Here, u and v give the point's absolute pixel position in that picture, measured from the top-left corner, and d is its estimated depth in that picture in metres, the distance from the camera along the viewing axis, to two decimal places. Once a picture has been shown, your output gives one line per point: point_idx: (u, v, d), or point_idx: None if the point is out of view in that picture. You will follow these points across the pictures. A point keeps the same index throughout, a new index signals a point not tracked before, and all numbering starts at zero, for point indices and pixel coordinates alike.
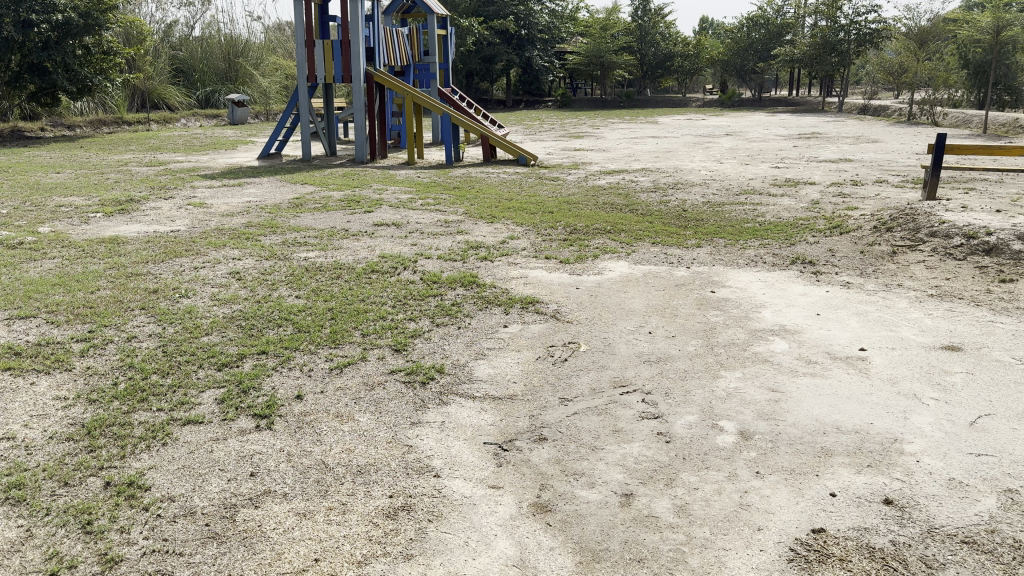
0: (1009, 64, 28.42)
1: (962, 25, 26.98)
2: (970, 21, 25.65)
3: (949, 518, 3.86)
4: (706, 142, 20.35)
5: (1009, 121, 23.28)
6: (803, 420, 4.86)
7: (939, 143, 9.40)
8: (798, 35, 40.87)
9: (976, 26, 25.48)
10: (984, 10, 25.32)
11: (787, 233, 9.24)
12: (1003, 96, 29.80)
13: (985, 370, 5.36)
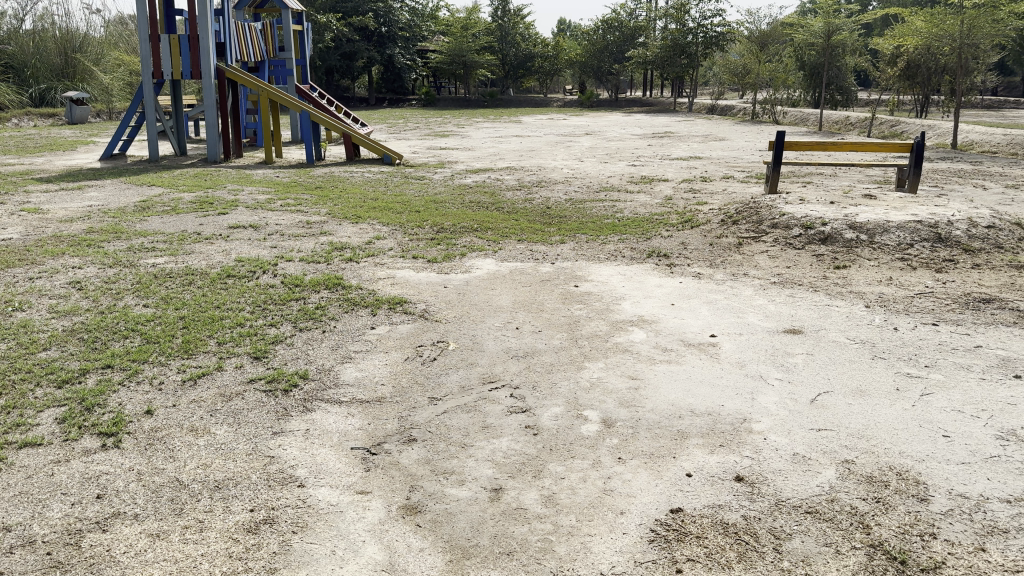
0: (838, 66, 30.70)
1: (798, 29, 28.88)
2: (802, 25, 27.50)
3: (794, 490, 4.12)
4: (568, 140, 20.78)
5: (841, 119, 25.12)
6: (661, 405, 5.06)
7: (779, 140, 9.97)
8: (651, 37, 42.55)
9: (810, 30, 27.33)
10: (816, 15, 27.21)
11: (644, 228, 9.59)
12: (836, 96, 32.12)
13: (823, 351, 5.75)
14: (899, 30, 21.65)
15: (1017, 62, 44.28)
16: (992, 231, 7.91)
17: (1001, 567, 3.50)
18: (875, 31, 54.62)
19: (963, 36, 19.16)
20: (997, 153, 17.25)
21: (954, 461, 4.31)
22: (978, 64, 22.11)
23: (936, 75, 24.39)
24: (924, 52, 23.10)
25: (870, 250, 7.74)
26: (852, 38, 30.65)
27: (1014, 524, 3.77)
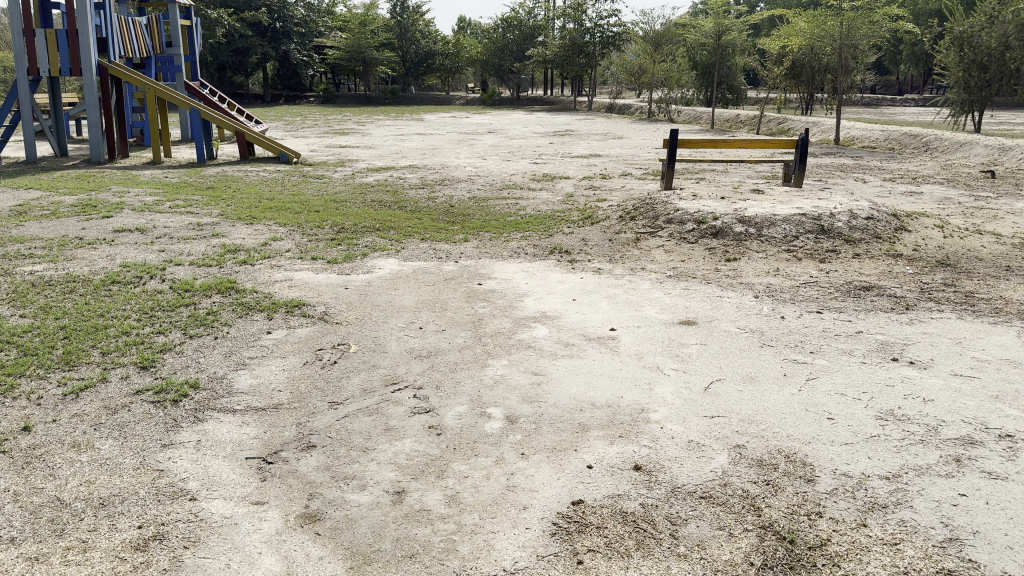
0: (729, 66, 31.84)
1: (690, 29, 29.78)
2: (694, 25, 28.36)
3: (689, 476, 4.23)
4: (470, 139, 20.77)
5: (733, 117, 26.07)
6: (562, 399, 5.11)
7: (673, 138, 10.24)
8: (550, 36, 43.03)
9: (701, 31, 28.25)
10: (707, 16, 28.14)
11: (546, 225, 9.67)
12: (726, 94, 33.27)
13: (715, 340, 5.95)
14: (784, 30, 22.61)
15: (892, 62, 46.96)
16: (870, 222, 8.33)
17: (880, 540, 3.67)
18: (762, 33, 56.90)
19: (842, 36, 20.17)
20: (875, 148, 18.24)
21: (838, 442, 4.51)
22: (856, 64, 23.33)
23: (819, 74, 25.61)
24: (807, 52, 24.20)
25: (758, 243, 8.04)
26: (740, 38, 31.83)
27: (892, 499, 3.96)
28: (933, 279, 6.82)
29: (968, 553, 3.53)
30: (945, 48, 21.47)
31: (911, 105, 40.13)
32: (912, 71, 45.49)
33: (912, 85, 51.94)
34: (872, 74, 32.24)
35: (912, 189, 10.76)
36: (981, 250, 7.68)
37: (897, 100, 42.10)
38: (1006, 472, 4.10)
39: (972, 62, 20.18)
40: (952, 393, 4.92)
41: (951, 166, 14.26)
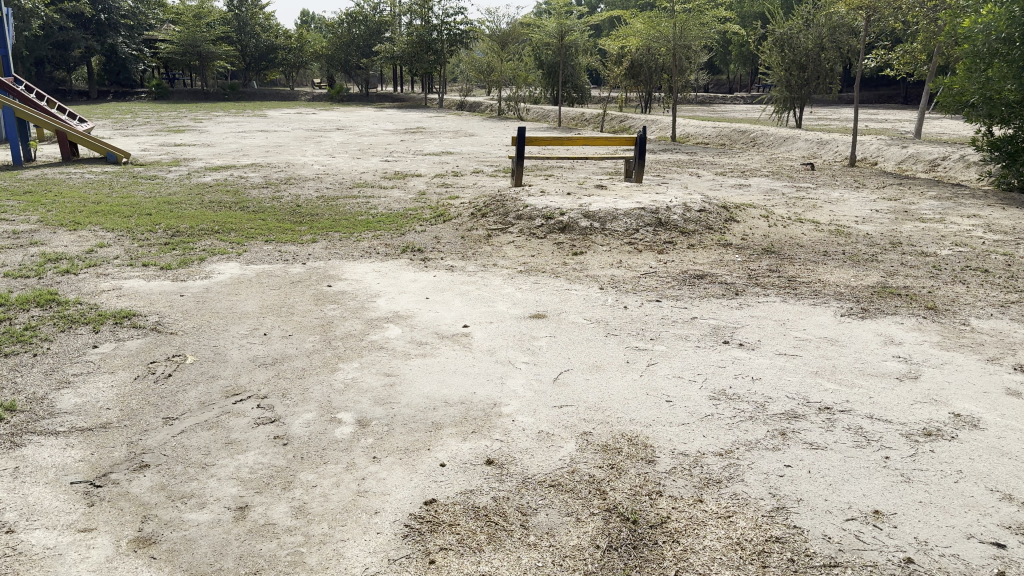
0: (573, 65, 32.77)
1: (535, 28, 30.42)
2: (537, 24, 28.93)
3: (540, 466, 4.19)
4: (318, 136, 20.26)
5: (579, 115, 26.89)
6: (415, 399, 4.96)
7: (520, 135, 10.37)
8: (396, 32, 42.64)
9: (545, 30, 28.93)
10: (550, 17, 28.82)
11: (398, 223, 9.58)
12: (572, 93, 34.22)
13: (564, 332, 5.98)
14: (622, 31, 23.45)
15: (723, 62, 49.89)
16: (703, 215, 8.78)
17: (716, 514, 3.71)
18: (603, 33, 58.93)
19: (676, 38, 21.22)
20: (709, 143, 19.30)
21: (675, 423, 4.58)
22: (690, 64, 24.55)
23: (655, 73, 26.77)
24: (645, 51, 25.25)
25: (602, 236, 8.30)
26: (582, 38, 32.76)
27: (725, 474, 4.03)
28: (760, 266, 7.16)
29: (795, 520, 3.61)
30: (768, 49, 22.94)
31: (741, 102, 42.83)
32: (740, 71, 48.57)
33: (742, 83, 55.39)
34: (705, 74, 34.10)
35: (742, 182, 11.46)
36: (802, 237, 8.25)
37: (728, 98, 44.84)
38: (826, 442, 4.18)
39: (792, 62, 21.69)
40: (778, 369, 5.05)
41: (776, 160, 15.31)
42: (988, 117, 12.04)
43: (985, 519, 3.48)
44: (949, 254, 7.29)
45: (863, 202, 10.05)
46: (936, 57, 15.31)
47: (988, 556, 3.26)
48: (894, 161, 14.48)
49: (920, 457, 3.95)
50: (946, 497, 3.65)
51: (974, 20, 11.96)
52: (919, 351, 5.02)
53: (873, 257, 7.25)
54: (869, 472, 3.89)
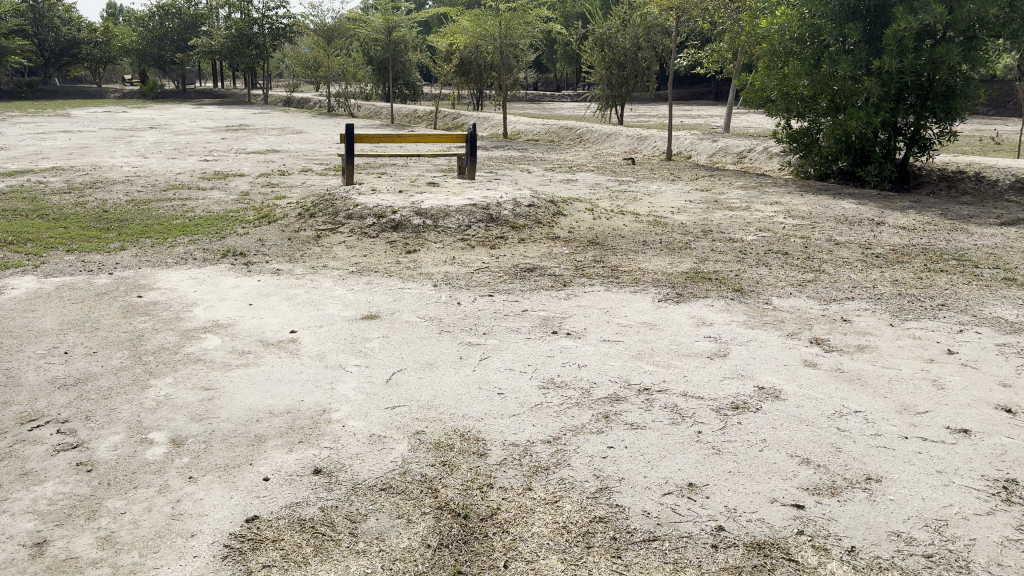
0: (403, 61, 32.61)
1: (360, 24, 30.02)
2: (363, 20, 28.43)
3: (369, 471, 3.77)
4: (129, 136, 18.97)
5: (411, 112, 26.82)
6: (237, 412, 4.48)
7: (348, 133, 10.15)
8: (214, 25, 40.68)
9: (371, 26, 28.63)
10: (375, 12, 28.54)
11: (218, 226, 9.13)
12: (404, 91, 33.54)
13: (398, 331, 5.56)
14: (449, 28, 23.54)
15: (549, 61, 51.43)
16: (532, 210, 8.97)
17: (544, 501, 3.44)
18: (431, 30, 59.04)
19: (502, 36, 21.60)
20: (537, 140, 19.79)
21: (507, 414, 4.22)
22: (518, 62, 25.05)
23: (485, 71, 27.13)
24: (473, 49, 25.51)
25: (435, 234, 8.27)
26: (410, 35, 32.62)
27: (553, 460, 3.74)
28: (586, 257, 7.39)
29: (617, 498, 3.41)
30: (589, 49, 23.77)
31: (567, 100, 44.46)
32: (565, 70, 50.21)
33: (568, 81, 57.48)
34: (532, 73, 35.00)
35: (569, 177, 11.80)
36: (623, 228, 8.60)
37: (556, 95, 46.38)
38: (645, 422, 4.03)
39: (611, 61, 22.63)
40: (602, 356, 4.94)
41: (600, 155, 15.93)
42: (787, 111, 13.03)
43: (786, 483, 3.40)
44: (755, 239, 7.84)
45: (678, 193, 10.63)
46: (739, 56, 16.45)
47: (789, 517, 3.17)
48: (706, 154, 15.46)
49: (729, 430, 3.89)
50: (752, 465, 3.57)
51: (770, 21, 12.95)
52: (728, 331, 5.20)
53: (688, 245, 7.67)
54: (684, 447, 3.77)
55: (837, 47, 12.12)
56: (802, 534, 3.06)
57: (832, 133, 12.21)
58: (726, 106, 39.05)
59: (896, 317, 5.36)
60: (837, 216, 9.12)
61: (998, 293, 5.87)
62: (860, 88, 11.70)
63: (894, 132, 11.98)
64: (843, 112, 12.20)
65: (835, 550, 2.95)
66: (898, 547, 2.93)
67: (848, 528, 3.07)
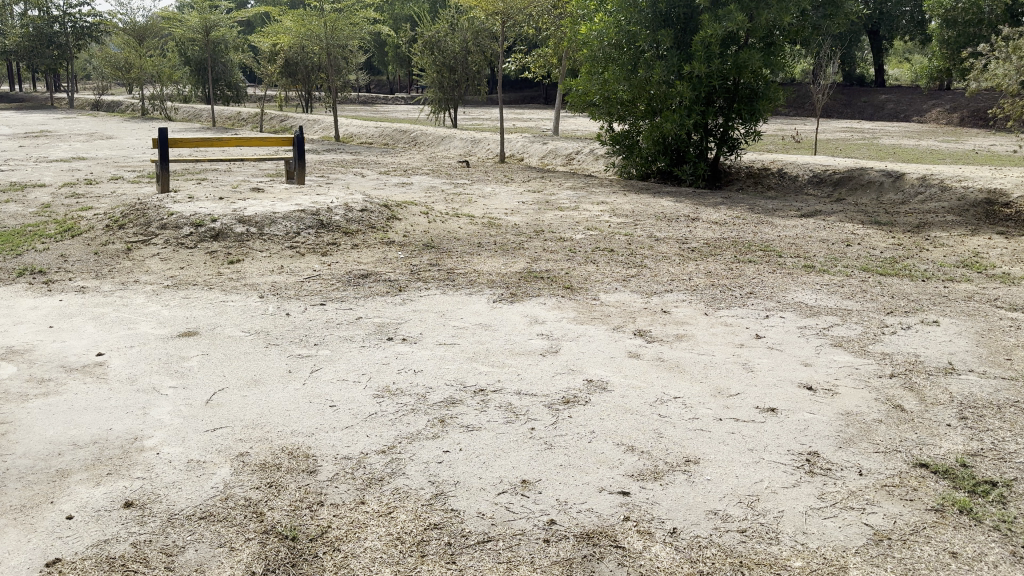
0: (224, 62, 31.19)
1: (175, 23, 28.40)
2: (178, 19, 26.86)
3: (187, 499, 3.40)
4: None
5: (236, 115, 25.69)
6: (35, 447, 3.98)
7: (162, 138, 9.54)
8: (7, 23, 37.19)
9: (186, 25, 27.14)
10: (191, 11, 27.09)
11: (13, 242, 8.30)
12: (227, 92, 32.19)
13: (219, 348, 5.22)
14: (272, 28, 22.72)
15: (381, 64, 50.87)
16: (364, 214, 8.81)
17: (378, 513, 3.22)
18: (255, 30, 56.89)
19: (327, 36, 21.10)
20: (370, 143, 19.51)
21: (339, 427, 3.96)
22: (347, 64, 24.58)
23: (313, 73, 26.42)
24: (299, 51, 24.78)
25: (260, 242, 7.93)
26: (231, 35, 31.24)
27: (387, 470, 3.53)
28: (420, 261, 7.33)
29: (452, 502, 3.26)
30: (419, 51, 23.71)
31: (401, 103, 44.17)
32: (397, 72, 49.84)
33: (401, 83, 57.13)
34: (364, 75, 34.46)
35: (403, 181, 11.70)
36: (458, 231, 8.61)
37: (388, 98, 45.87)
38: (480, 423, 3.92)
39: (442, 64, 22.70)
40: (438, 359, 4.81)
41: (434, 158, 15.93)
42: (608, 115, 13.54)
43: (613, 471, 3.44)
44: (583, 238, 8.08)
45: (512, 195, 10.80)
46: (563, 61, 17.00)
47: (616, 504, 3.19)
48: (537, 156, 15.84)
49: (561, 424, 3.89)
50: (582, 457, 3.57)
51: (589, 27, 13.28)
52: (559, 328, 5.30)
53: (520, 246, 7.80)
54: (518, 445, 3.70)
55: (652, 53, 12.72)
56: (628, 520, 3.07)
57: (650, 135, 12.81)
58: (554, 109, 40.12)
59: (711, 306, 5.69)
60: (658, 213, 9.59)
61: (799, 280, 6.36)
62: (673, 92, 12.34)
63: (705, 133, 12.85)
64: (659, 115, 12.82)
65: (658, 533, 2.99)
66: (715, 525, 3.03)
67: (670, 510, 3.14)
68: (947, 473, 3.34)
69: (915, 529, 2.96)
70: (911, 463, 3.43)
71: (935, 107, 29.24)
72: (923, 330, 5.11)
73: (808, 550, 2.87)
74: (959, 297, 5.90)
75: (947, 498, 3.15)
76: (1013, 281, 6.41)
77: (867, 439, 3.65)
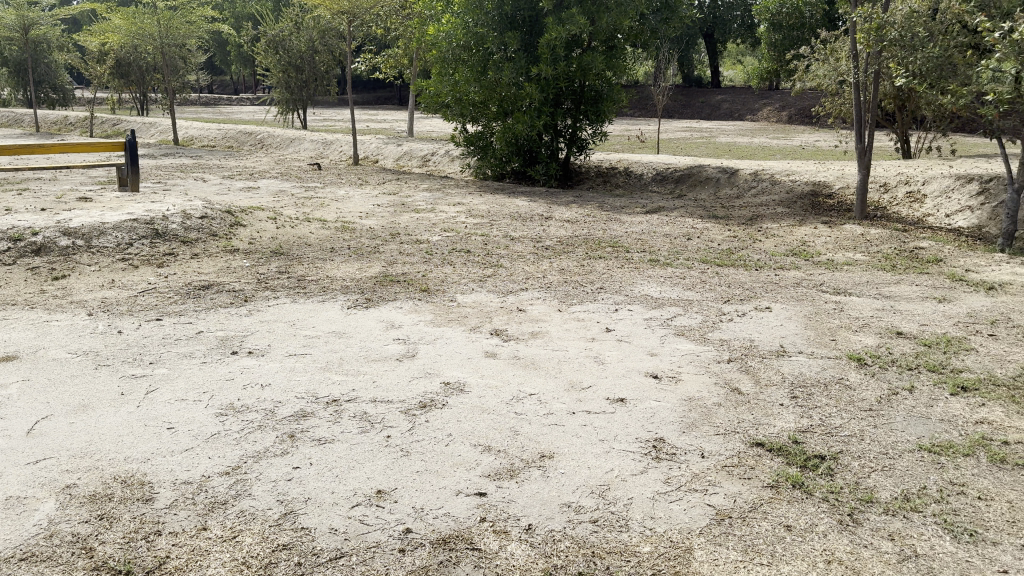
0: (45, 62, 28.91)
1: None
2: None
3: (5, 539, 3.07)
4: None
5: (63, 119, 23.87)
6: None
7: None
8: None
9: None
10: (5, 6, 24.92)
11: None
12: (51, 95, 29.87)
13: (42, 372, 4.78)
14: (99, 26, 21.25)
15: (224, 64, 48.78)
16: (205, 222, 8.41)
17: (223, 538, 3.04)
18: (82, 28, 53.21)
19: (161, 35, 19.97)
20: (215, 146, 18.66)
21: (178, 451, 3.73)
22: (187, 65, 23.39)
23: (148, 73, 24.95)
24: (131, 50, 23.31)
25: (88, 255, 7.36)
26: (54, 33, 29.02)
27: (232, 492, 3.35)
28: (269, 269, 7.05)
29: (302, 520, 3.13)
30: (263, 50, 22.88)
31: (246, 104, 42.46)
32: (242, 73, 47.96)
33: (247, 83, 54.94)
34: (206, 74, 32.89)
35: (250, 185, 11.26)
36: (308, 236, 8.37)
37: (234, 99, 44.07)
38: (332, 435, 3.80)
39: (288, 64, 22.06)
40: (287, 371, 4.63)
41: (284, 161, 15.42)
42: (461, 115, 13.55)
43: (469, 473, 3.42)
44: (438, 239, 8.05)
45: (365, 197, 10.61)
46: (414, 62, 16.92)
47: (472, 506, 3.17)
48: (391, 158, 15.69)
49: (417, 429, 3.83)
50: (438, 461, 3.53)
51: (437, 28, 13.26)
52: (415, 332, 5.24)
53: (375, 249, 7.66)
54: (372, 455, 3.61)
55: (500, 55, 12.87)
56: (484, 521, 3.06)
57: (502, 136, 12.96)
58: (406, 110, 39.86)
59: (564, 302, 5.79)
60: (511, 212, 9.70)
61: (645, 273, 6.60)
62: (523, 94, 12.55)
63: (556, 134, 13.14)
64: (510, 116, 13.00)
65: (514, 531, 2.99)
66: (568, 518, 3.06)
67: (526, 507, 3.15)
68: (781, 450, 3.54)
69: (754, 506, 3.11)
70: (748, 442, 3.62)
71: (766, 106, 31.27)
72: (757, 316, 5.42)
73: (656, 534, 2.95)
74: (788, 283, 6.31)
75: (781, 474, 3.34)
76: (834, 267, 6.93)
77: (708, 423, 3.82)
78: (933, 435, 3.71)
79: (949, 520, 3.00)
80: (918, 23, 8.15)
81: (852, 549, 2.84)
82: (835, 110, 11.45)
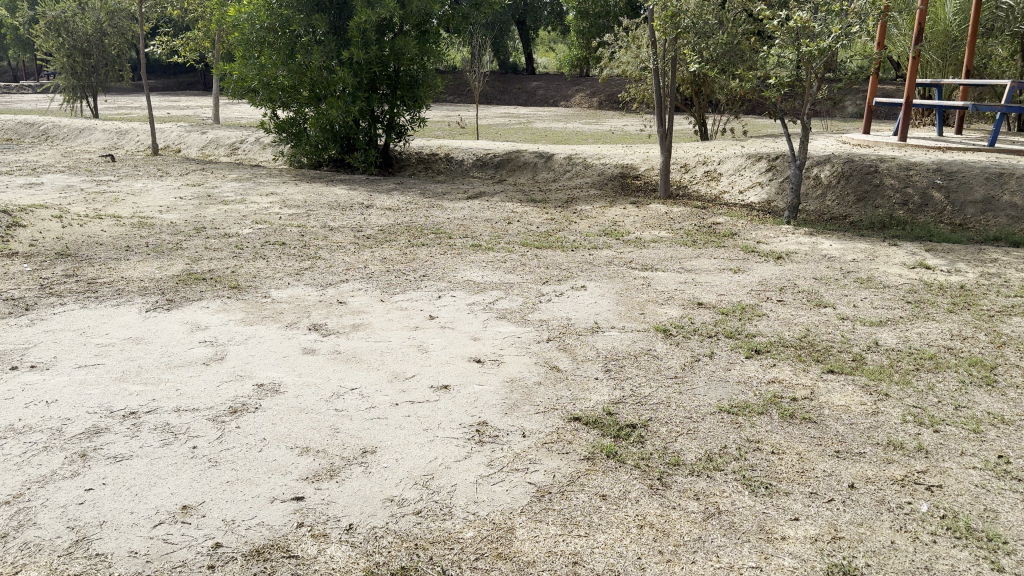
0: None
1: None
2: None
3: None
4: None
5: None
6: None
7: None
8: None
9: None
10: None
11: None
12: None
13: None
14: None
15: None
16: None
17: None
18: None
19: None
20: None
21: None
22: None
23: None
24: None
25: None
26: None
27: (12, 524, 3.00)
28: (54, 272, 6.43)
29: (97, 547, 2.86)
30: (41, 33, 20.80)
31: (26, 92, 38.54)
32: (21, 58, 43.37)
33: (28, 69, 49.77)
34: None
35: (31, 181, 10.23)
36: (101, 234, 7.73)
37: (12, 87, 39.81)
38: (131, 450, 3.51)
39: (73, 49, 20.21)
40: (77, 384, 4.23)
41: (72, 153, 14.14)
42: (269, 101, 12.98)
43: (286, 477, 3.28)
44: (249, 233, 7.68)
45: (166, 190, 9.95)
46: (216, 45, 16.04)
47: (289, 512, 3.03)
48: (196, 147, 14.83)
49: (227, 437, 3.62)
50: (251, 468, 3.36)
51: (238, 9, 12.64)
52: (224, 333, 4.95)
53: (178, 246, 7.18)
54: (178, 468, 3.37)
55: (308, 37, 12.46)
56: (302, 526, 2.94)
57: (316, 122, 12.58)
58: (212, 97, 37.62)
59: (385, 292, 5.70)
60: (327, 201, 9.42)
61: (466, 259, 6.62)
62: (335, 78, 12.23)
63: (373, 120, 12.88)
64: (324, 101, 12.59)
65: (333, 533, 2.89)
66: (390, 513, 3.00)
67: (346, 506, 3.06)
68: (597, 423, 3.66)
69: (572, 480, 3.19)
70: (566, 418, 3.71)
71: (578, 92, 32.32)
72: (575, 295, 5.58)
73: (479, 518, 2.95)
74: (602, 262, 6.55)
75: (596, 446, 3.45)
76: (643, 245, 7.28)
77: (529, 402, 3.88)
78: (732, 396, 3.97)
79: (747, 476, 3.22)
80: (707, 11, 8.65)
81: (662, 512, 2.98)
82: (641, 95, 12.10)
